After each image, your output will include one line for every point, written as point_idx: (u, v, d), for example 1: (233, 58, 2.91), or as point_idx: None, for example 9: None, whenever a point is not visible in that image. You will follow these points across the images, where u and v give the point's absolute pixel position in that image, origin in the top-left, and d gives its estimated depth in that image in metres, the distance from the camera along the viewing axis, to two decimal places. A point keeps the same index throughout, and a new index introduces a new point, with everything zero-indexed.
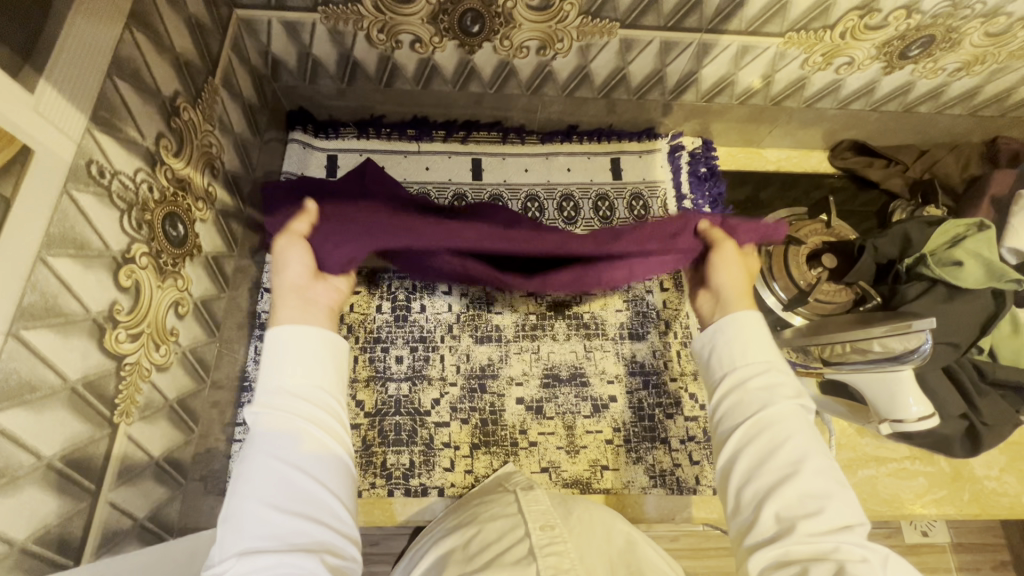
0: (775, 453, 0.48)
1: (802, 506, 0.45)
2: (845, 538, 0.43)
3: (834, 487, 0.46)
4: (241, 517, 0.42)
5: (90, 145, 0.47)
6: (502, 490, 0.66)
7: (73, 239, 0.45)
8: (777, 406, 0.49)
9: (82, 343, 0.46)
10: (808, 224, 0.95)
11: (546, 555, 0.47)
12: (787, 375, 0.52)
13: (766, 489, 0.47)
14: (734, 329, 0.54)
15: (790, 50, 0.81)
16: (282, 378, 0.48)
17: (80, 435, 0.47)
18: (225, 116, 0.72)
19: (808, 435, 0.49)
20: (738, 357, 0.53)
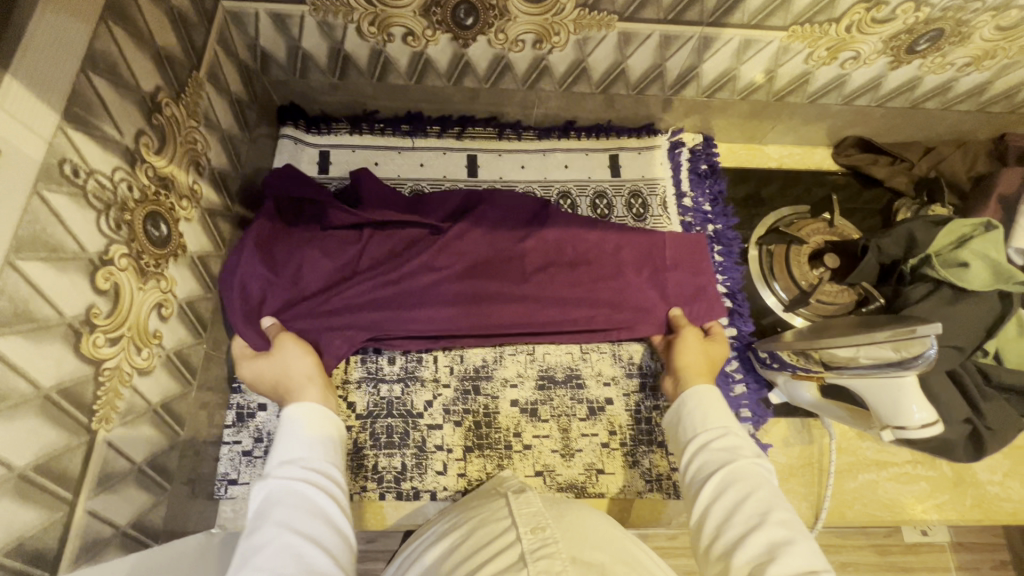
0: (742, 505, 0.52)
1: (767, 553, 0.47)
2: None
3: (800, 536, 0.49)
4: (260, 541, 0.48)
5: (62, 143, 0.45)
6: (494, 495, 0.65)
7: (46, 242, 0.43)
8: (736, 461, 0.57)
9: (56, 349, 0.45)
10: (810, 223, 0.93)
11: (538, 559, 0.46)
12: (742, 438, 0.60)
13: (734, 541, 0.50)
14: (696, 399, 0.65)
15: (793, 44, 0.79)
16: (282, 453, 0.57)
17: (55, 443, 0.45)
18: (211, 112, 0.70)
19: (771, 492, 0.54)
20: (699, 424, 0.63)
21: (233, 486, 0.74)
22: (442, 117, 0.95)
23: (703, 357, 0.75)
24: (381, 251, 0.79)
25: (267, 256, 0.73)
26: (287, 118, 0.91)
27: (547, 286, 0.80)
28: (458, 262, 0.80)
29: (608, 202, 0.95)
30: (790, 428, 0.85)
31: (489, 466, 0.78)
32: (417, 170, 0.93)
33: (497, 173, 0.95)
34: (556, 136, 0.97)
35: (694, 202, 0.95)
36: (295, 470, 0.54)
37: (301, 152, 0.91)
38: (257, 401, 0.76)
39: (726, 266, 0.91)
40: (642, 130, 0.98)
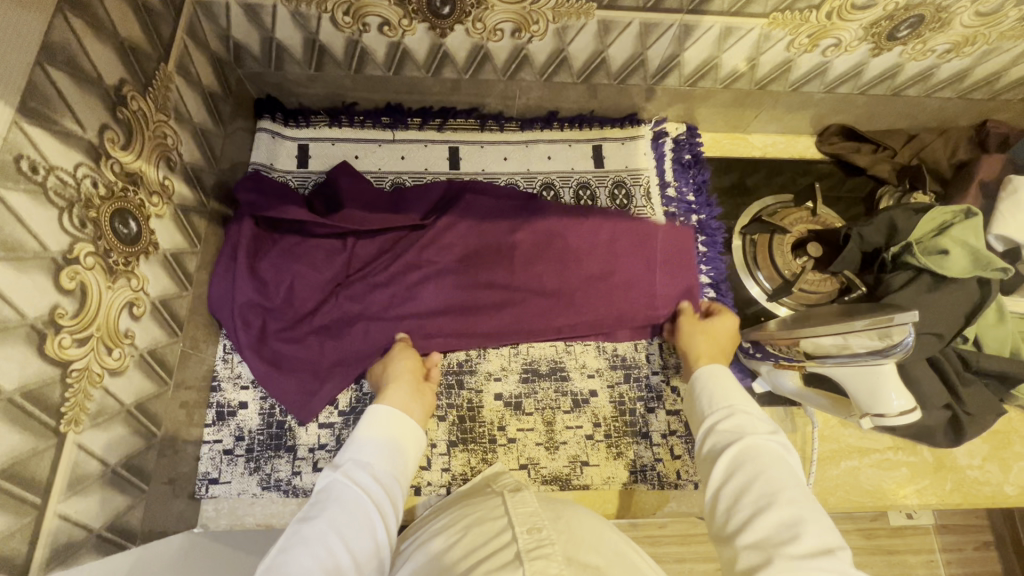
0: (752, 486, 0.52)
1: (779, 534, 0.47)
2: (825, 562, 0.44)
3: (811, 514, 0.49)
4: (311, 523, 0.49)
5: (19, 139, 0.44)
6: (489, 494, 0.65)
7: (2, 242, 0.42)
8: (747, 439, 0.57)
9: (18, 351, 0.44)
10: (793, 212, 0.93)
11: (533, 559, 0.46)
12: (751, 416, 0.60)
13: (745, 519, 0.50)
14: (707, 382, 0.66)
15: (774, 31, 0.78)
16: (352, 451, 0.58)
17: (21, 447, 0.44)
18: (182, 105, 0.68)
19: (783, 472, 0.53)
20: (709, 407, 0.64)
21: (214, 485, 0.73)
22: (423, 108, 0.94)
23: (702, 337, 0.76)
24: (368, 255, 0.80)
25: (256, 275, 0.74)
26: (263, 110, 0.90)
27: (536, 282, 0.81)
28: (443, 262, 0.79)
29: (591, 193, 0.94)
30: (774, 417, 0.85)
31: (473, 460, 0.78)
32: (398, 163, 0.92)
33: (479, 164, 0.94)
34: (539, 127, 0.96)
35: (678, 191, 0.95)
36: (357, 474, 0.55)
37: (279, 146, 0.90)
38: (237, 400, 0.76)
39: (710, 256, 0.91)
40: (625, 121, 0.97)
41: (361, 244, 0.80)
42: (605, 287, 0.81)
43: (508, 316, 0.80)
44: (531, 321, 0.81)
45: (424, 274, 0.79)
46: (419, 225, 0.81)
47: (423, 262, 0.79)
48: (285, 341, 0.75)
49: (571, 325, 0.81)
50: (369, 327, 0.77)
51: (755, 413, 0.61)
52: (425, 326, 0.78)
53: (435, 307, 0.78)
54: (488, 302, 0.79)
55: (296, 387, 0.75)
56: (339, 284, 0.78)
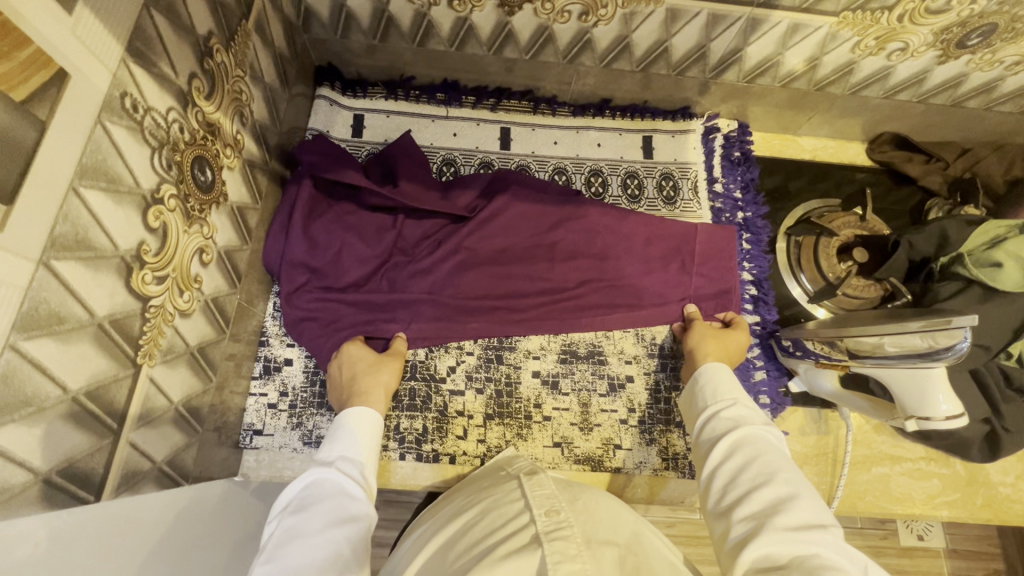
0: (748, 465, 0.53)
1: (773, 508, 0.48)
2: (817, 534, 0.45)
3: (805, 491, 0.50)
4: (296, 525, 0.47)
5: (125, 77, 0.45)
6: (503, 478, 0.65)
7: (105, 173, 0.44)
8: (745, 426, 0.57)
9: (110, 280, 0.46)
10: (840, 215, 0.92)
11: (552, 540, 0.48)
12: (751, 408, 0.60)
13: (739, 496, 0.51)
14: (709, 377, 0.66)
15: (842, 31, 0.78)
16: (340, 447, 0.57)
17: (105, 372, 0.46)
18: (256, 64, 0.70)
19: (778, 455, 0.54)
20: (710, 398, 0.64)
21: (258, 437, 0.75)
22: (479, 87, 0.95)
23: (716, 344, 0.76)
24: (415, 237, 0.82)
25: (308, 235, 0.76)
26: (324, 78, 0.92)
27: (573, 277, 0.83)
28: (482, 252, 0.82)
29: (638, 182, 0.95)
30: (807, 418, 0.85)
31: (508, 434, 0.79)
32: (450, 139, 0.94)
33: (530, 147, 0.95)
34: (590, 114, 0.97)
35: (725, 188, 0.95)
36: (350, 469, 0.55)
37: (336, 114, 0.92)
38: (284, 356, 0.78)
39: (754, 254, 0.91)
40: (677, 114, 0.98)
41: (409, 224, 0.81)
42: (641, 286, 0.84)
43: (544, 308, 0.82)
44: (566, 313, 0.82)
45: (464, 259, 0.81)
46: (464, 216, 0.83)
47: (465, 248, 0.81)
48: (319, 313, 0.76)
49: (605, 321, 0.83)
50: (404, 300, 0.79)
51: (756, 407, 0.61)
52: (461, 311, 0.80)
53: (474, 292, 0.81)
54: (525, 291, 0.82)
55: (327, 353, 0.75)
56: (384, 261, 0.80)
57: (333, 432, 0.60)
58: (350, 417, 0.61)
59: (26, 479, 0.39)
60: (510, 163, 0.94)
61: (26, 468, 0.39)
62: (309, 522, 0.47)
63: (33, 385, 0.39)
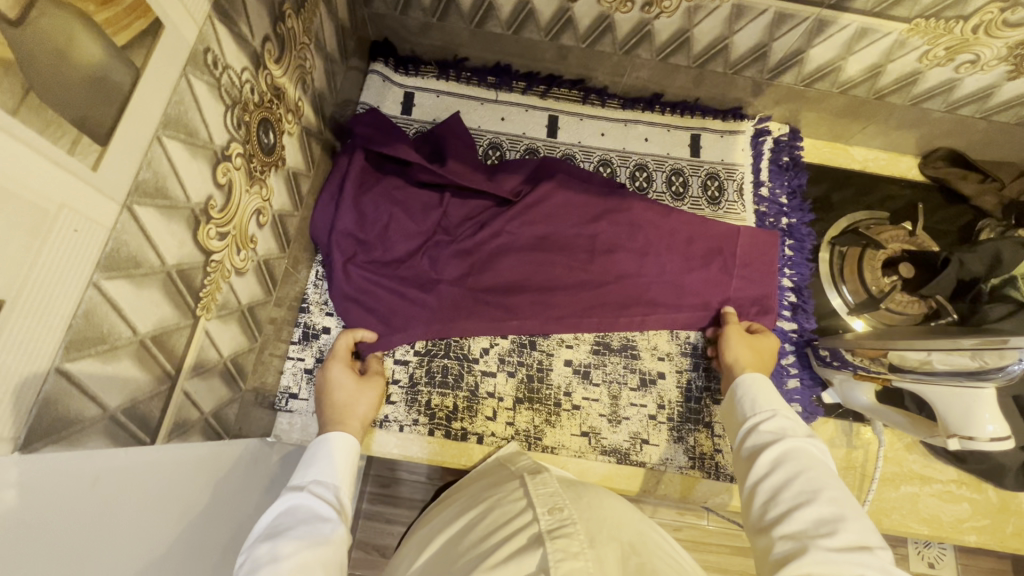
0: (791, 483, 0.52)
1: (816, 528, 0.48)
2: (863, 557, 0.44)
3: (851, 511, 0.49)
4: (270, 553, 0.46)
5: (209, 32, 0.46)
6: (505, 476, 0.65)
7: (184, 125, 0.45)
8: (786, 440, 0.56)
9: (180, 231, 0.47)
10: (890, 229, 0.89)
11: (555, 538, 0.47)
12: (792, 419, 0.59)
13: (782, 514, 0.51)
14: (748, 389, 0.65)
15: (912, 38, 0.76)
16: (314, 471, 0.58)
17: (168, 319, 0.47)
18: (321, 32, 0.71)
19: (823, 470, 0.53)
20: (749, 410, 0.63)
21: (293, 400, 0.77)
22: (530, 73, 0.95)
23: (750, 350, 0.75)
24: (457, 217, 0.82)
25: (358, 208, 0.77)
26: (378, 54, 0.92)
27: (613, 271, 0.83)
28: (524, 237, 0.82)
29: (683, 180, 0.94)
30: (839, 430, 0.84)
31: (537, 420, 0.79)
32: (497, 124, 0.94)
33: (577, 137, 0.95)
34: (640, 108, 0.96)
35: (771, 192, 0.94)
36: (325, 492, 0.55)
37: (387, 90, 0.93)
38: (322, 324, 0.80)
39: (796, 261, 0.90)
40: (727, 114, 0.96)
41: (454, 203, 0.82)
42: (681, 286, 0.83)
43: (582, 303, 0.82)
44: (603, 311, 0.82)
45: (505, 244, 0.82)
46: (508, 200, 0.83)
47: (506, 232, 0.81)
48: (362, 290, 0.77)
49: (641, 320, 0.82)
50: (444, 288, 0.79)
51: (797, 419, 0.60)
52: (497, 297, 0.80)
53: (513, 278, 0.81)
54: (564, 285, 0.82)
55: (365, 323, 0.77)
56: (427, 240, 0.80)
57: (310, 455, 0.61)
58: (329, 441, 0.62)
59: (96, 414, 0.41)
60: (556, 152, 0.94)
61: (97, 403, 0.40)
62: (285, 542, 0.47)
63: (109, 323, 0.40)
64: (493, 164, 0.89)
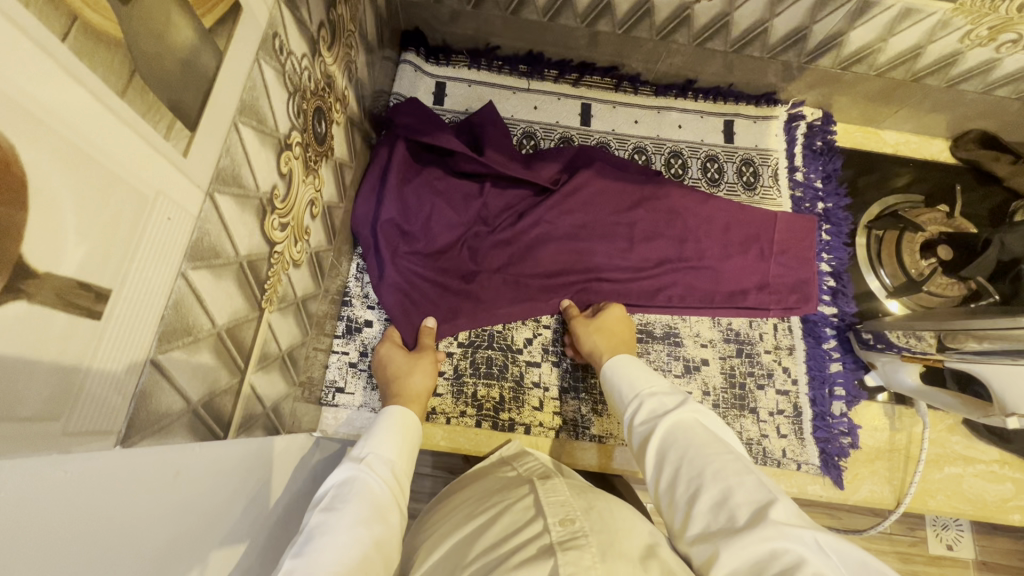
0: (681, 472, 0.50)
1: (716, 515, 0.45)
2: (760, 534, 0.41)
3: (736, 477, 0.47)
4: (325, 528, 0.45)
5: (277, 17, 0.45)
6: (516, 479, 0.62)
7: (256, 112, 0.44)
8: (660, 424, 0.55)
9: (251, 220, 0.46)
10: (926, 212, 0.90)
11: (566, 550, 0.45)
12: (659, 398, 0.58)
13: (686, 513, 0.48)
14: (615, 380, 0.64)
15: (955, 18, 0.75)
16: (373, 444, 0.57)
17: (240, 311, 0.47)
18: (364, 20, 0.69)
19: (701, 440, 0.52)
20: (624, 403, 0.62)
21: (340, 394, 0.76)
22: (562, 61, 0.94)
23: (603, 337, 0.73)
24: (498, 207, 0.81)
25: (402, 199, 0.76)
26: (410, 43, 0.91)
27: (654, 258, 0.83)
28: (564, 227, 0.82)
29: (718, 166, 0.93)
30: (882, 413, 0.84)
31: (584, 408, 0.79)
32: (531, 113, 0.93)
33: (611, 125, 0.94)
34: (673, 95, 0.96)
35: (806, 177, 0.93)
36: (381, 468, 0.54)
37: (419, 80, 0.92)
38: (365, 318, 0.79)
39: (833, 245, 0.89)
40: (761, 99, 0.96)
41: (494, 192, 0.81)
42: (718, 274, 0.83)
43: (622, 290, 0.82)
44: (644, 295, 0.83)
45: (545, 234, 0.81)
46: (548, 188, 0.82)
47: (547, 221, 0.81)
48: (405, 282, 0.76)
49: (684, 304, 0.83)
50: (486, 279, 0.79)
51: (661, 391, 0.60)
52: (540, 287, 0.80)
53: (553, 267, 0.81)
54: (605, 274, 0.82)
55: (411, 316, 0.76)
56: (469, 230, 0.80)
57: (370, 428, 0.60)
58: (388, 417, 0.61)
59: (181, 407, 0.40)
60: (590, 140, 0.93)
61: (182, 396, 0.40)
62: (340, 517, 0.47)
63: (192, 315, 0.39)
64: (529, 153, 0.88)
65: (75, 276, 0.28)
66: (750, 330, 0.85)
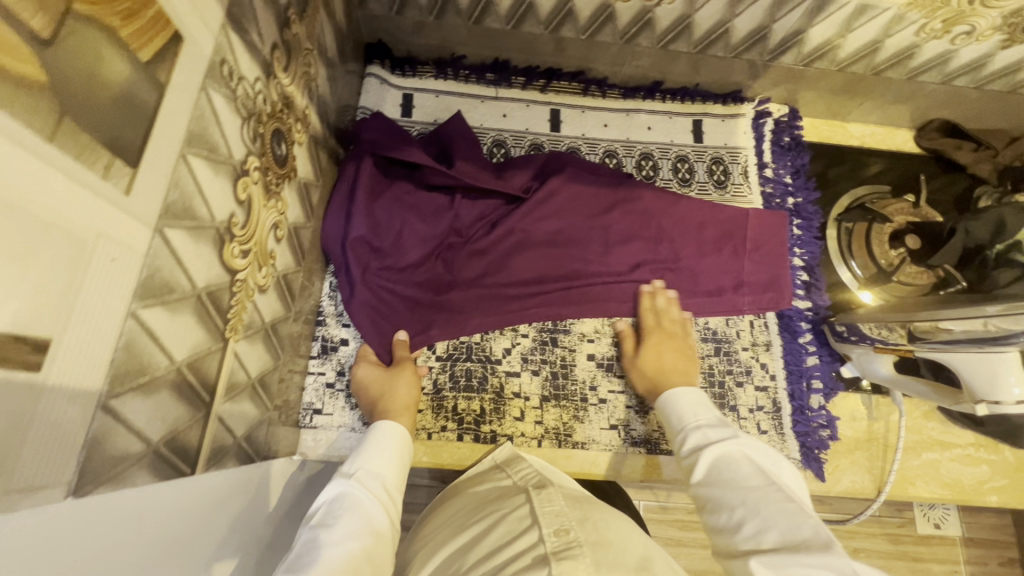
0: (722, 500, 0.52)
1: (756, 539, 0.48)
2: (795, 559, 0.43)
3: (777, 509, 0.49)
4: (317, 543, 0.48)
5: (224, 43, 0.44)
6: (510, 488, 0.61)
7: (206, 141, 0.43)
8: (702, 454, 0.57)
9: (207, 251, 0.45)
10: (893, 203, 0.92)
11: (560, 560, 0.45)
12: (709, 429, 0.61)
13: (727, 534, 0.50)
14: (670, 407, 0.68)
15: (910, 13, 0.77)
16: (364, 458, 0.59)
17: (201, 344, 0.46)
18: (322, 37, 0.69)
19: (747, 472, 0.54)
20: (673, 429, 0.65)
21: (317, 416, 0.75)
22: (529, 67, 0.94)
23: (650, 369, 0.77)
24: (470, 218, 0.81)
25: (371, 215, 0.76)
26: (374, 56, 0.90)
27: (629, 261, 0.83)
28: (539, 234, 0.82)
29: (689, 166, 0.94)
30: (859, 404, 0.85)
31: (565, 416, 0.79)
32: (500, 120, 0.93)
33: (580, 129, 0.94)
34: (641, 96, 0.96)
35: (775, 173, 0.94)
36: (371, 483, 0.57)
37: (385, 93, 0.91)
38: (340, 336, 0.78)
39: (805, 239, 0.90)
40: (727, 98, 0.96)
41: (465, 203, 0.80)
42: (691, 273, 0.84)
43: (600, 294, 0.82)
44: (622, 300, 0.82)
45: (519, 242, 0.81)
46: (519, 197, 0.82)
47: (520, 229, 0.81)
48: (379, 297, 0.77)
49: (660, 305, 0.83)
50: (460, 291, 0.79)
51: (713, 422, 0.62)
52: (517, 296, 0.80)
53: (529, 275, 0.81)
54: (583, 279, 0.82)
55: (386, 333, 0.77)
56: (442, 242, 0.80)
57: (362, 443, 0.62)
58: (379, 431, 0.63)
59: (140, 449, 0.39)
60: (560, 146, 0.93)
61: (141, 437, 0.39)
62: (331, 532, 0.49)
63: (148, 354, 0.38)
64: (499, 162, 0.88)
65: (10, 330, 0.27)
66: (727, 328, 0.86)
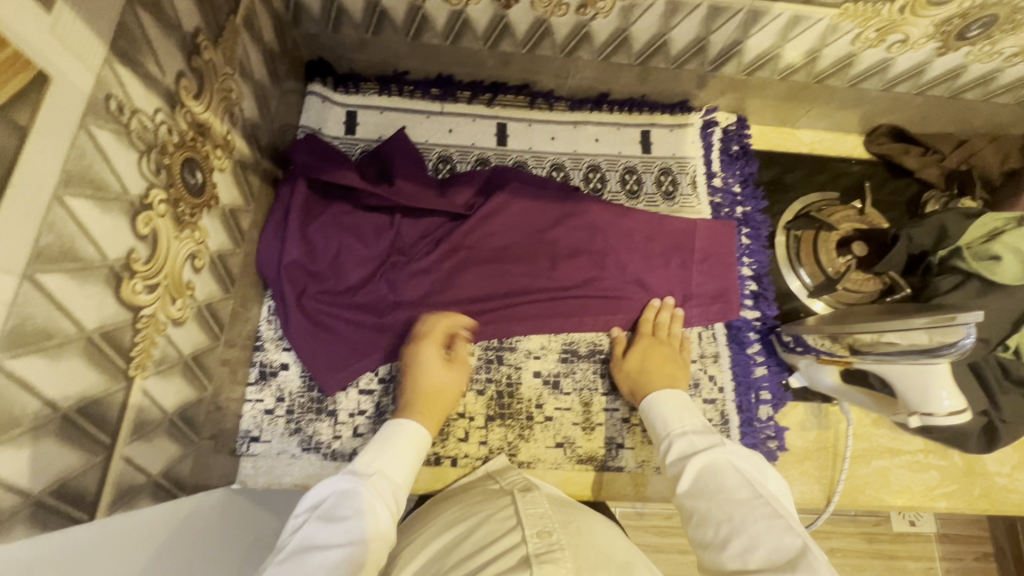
0: (708, 514, 0.53)
1: (742, 554, 0.48)
2: None
3: (764, 522, 0.50)
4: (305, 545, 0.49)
5: (109, 78, 0.43)
6: (493, 496, 0.60)
7: (91, 180, 0.42)
8: (688, 466, 0.58)
9: (99, 291, 0.44)
10: (841, 211, 0.91)
11: (542, 563, 0.43)
12: (694, 438, 0.61)
13: (713, 547, 0.51)
14: (654, 414, 0.68)
15: (843, 23, 0.77)
16: (381, 460, 0.60)
17: (95, 386, 0.44)
18: (246, 59, 0.67)
19: (736, 483, 0.54)
20: (658, 437, 0.66)
21: (255, 444, 0.74)
22: (474, 82, 0.93)
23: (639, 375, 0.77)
24: (412, 236, 0.80)
25: (306, 238, 0.74)
26: (315, 74, 0.89)
27: (575, 276, 0.82)
28: (483, 250, 0.81)
29: (637, 178, 0.94)
30: (808, 413, 0.85)
31: (510, 436, 0.79)
32: (445, 136, 0.92)
33: (527, 143, 0.93)
34: (588, 108, 0.95)
35: (724, 182, 0.94)
36: (373, 485, 0.56)
37: (328, 111, 0.90)
38: (280, 361, 0.77)
39: (753, 249, 0.90)
40: (675, 108, 0.96)
41: (406, 223, 0.80)
42: (638, 286, 0.83)
43: (548, 310, 0.81)
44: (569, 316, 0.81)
45: (462, 260, 0.80)
46: (461, 214, 0.81)
47: (465, 247, 0.80)
48: (316, 320, 0.75)
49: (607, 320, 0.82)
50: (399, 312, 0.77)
51: (698, 431, 0.62)
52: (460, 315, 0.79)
53: (472, 293, 0.80)
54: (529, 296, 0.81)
55: (326, 356, 0.75)
56: (383, 261, 0.78)
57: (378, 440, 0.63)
58: (399, 432, 0.63)
59: (17, 502, 0.38)
60: (507, 160, 0.93)
61: (17, 490, 0.37)
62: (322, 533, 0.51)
63: (21, 403, 0.37)
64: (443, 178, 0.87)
65: None
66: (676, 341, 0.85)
